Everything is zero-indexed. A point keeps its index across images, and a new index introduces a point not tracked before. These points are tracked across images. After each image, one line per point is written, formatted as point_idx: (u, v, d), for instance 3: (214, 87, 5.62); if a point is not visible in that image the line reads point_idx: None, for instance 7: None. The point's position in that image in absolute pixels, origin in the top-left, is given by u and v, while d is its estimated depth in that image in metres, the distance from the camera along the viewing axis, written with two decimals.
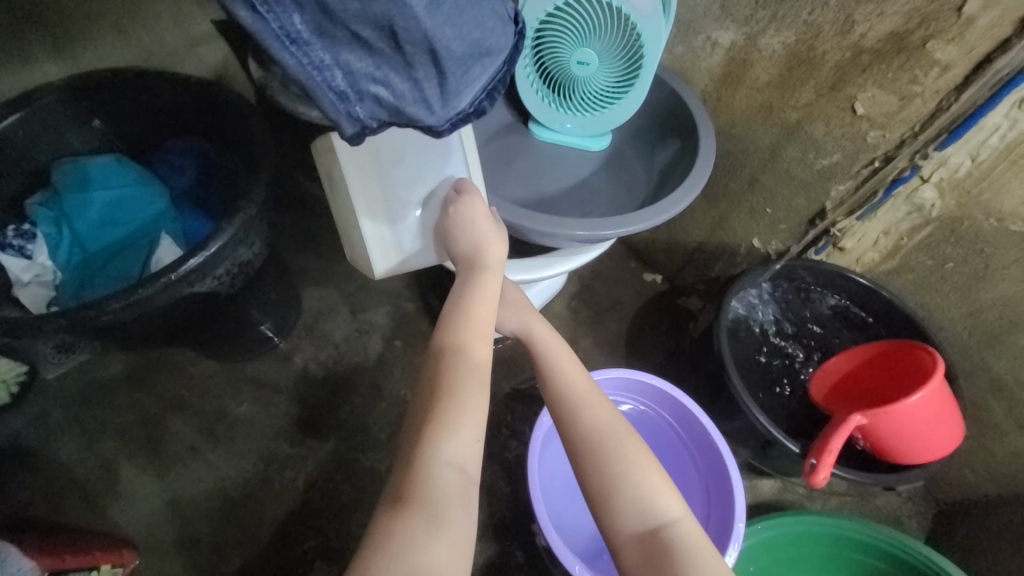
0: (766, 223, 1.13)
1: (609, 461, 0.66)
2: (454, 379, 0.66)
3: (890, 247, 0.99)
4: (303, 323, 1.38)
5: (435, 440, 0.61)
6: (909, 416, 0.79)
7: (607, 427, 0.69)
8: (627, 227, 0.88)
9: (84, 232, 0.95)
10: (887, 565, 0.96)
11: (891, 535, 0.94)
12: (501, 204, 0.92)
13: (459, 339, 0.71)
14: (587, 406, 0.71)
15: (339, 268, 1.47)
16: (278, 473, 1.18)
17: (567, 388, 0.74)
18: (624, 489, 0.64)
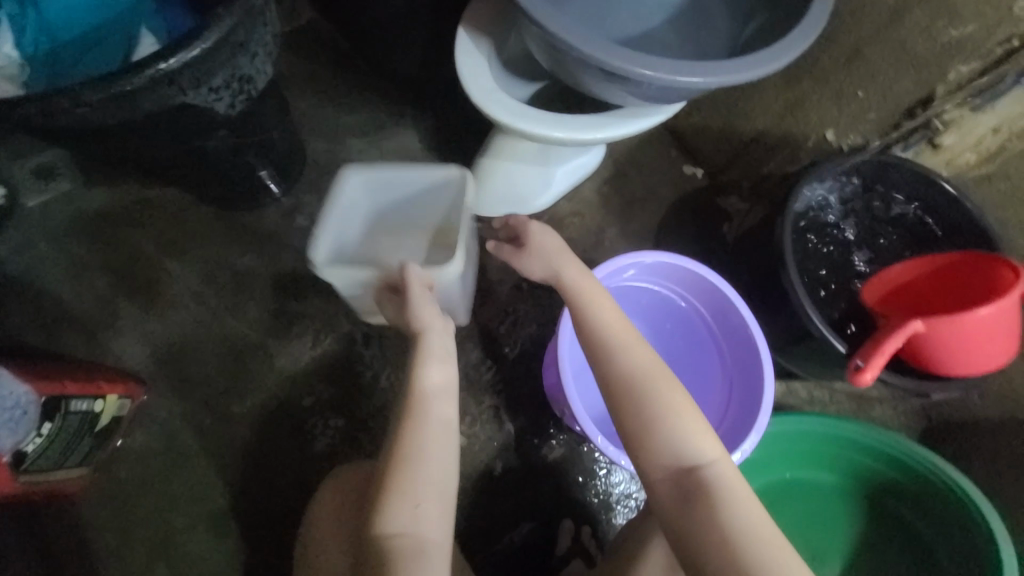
0: (849, 111, 0.97)
1: (642, 405, 0.64)
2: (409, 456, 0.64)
3: (991, 146, 0.94)
4: (308, 177, 1.25)
5: (391, 510, 0.62)
6: (974, 327, 0.74)
7: (643, 373, 0.66)
8: (707, 76, 0.74)
9: (52, 16, 0.79)
10: (885, 465, 0.98)
11: (900, 440, 0.94)
12: (563, 29, 0.76)
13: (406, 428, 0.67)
14: (623, 347, 0.68)
15: (349, 119, 1.30)
16: (284, 328, 1.14)
17: (602, 333, 0.70)
18: (658, 431, 0.63)
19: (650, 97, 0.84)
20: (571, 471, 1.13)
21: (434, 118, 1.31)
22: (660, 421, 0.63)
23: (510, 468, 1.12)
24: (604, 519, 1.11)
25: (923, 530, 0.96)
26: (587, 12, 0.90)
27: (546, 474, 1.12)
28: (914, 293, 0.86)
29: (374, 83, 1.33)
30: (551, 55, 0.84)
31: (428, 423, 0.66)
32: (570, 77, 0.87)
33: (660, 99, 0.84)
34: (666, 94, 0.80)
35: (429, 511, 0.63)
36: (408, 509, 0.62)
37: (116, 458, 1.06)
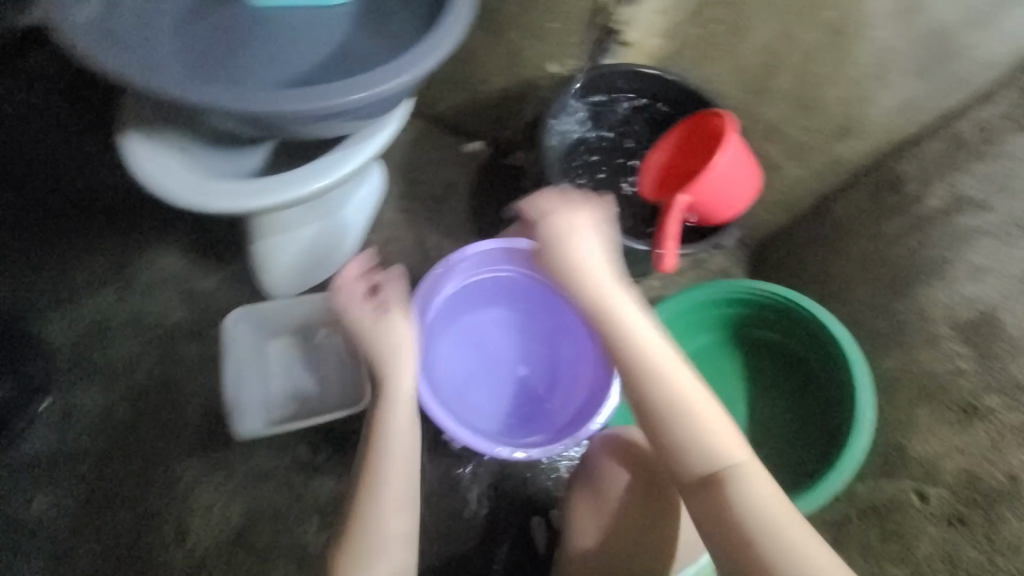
0: (555, 41, 1.05)
1: (667, 426, 0.65)
2: (374, 469, 0.75)
3: (667, 27, 0.98)
4: (72, 363, 1.05)
5: (367, 521, 0.71)
6: (718, 177, 0.86)
7: (672, 393, 0.65)
8: (407, 75, 0.76)
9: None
10: (737, 309, 1.12)
11: (732, 285, 1.09)
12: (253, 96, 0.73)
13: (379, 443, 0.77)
14: (664, 365, 0.67)
15: (86, 275, 1.09)
16: (140, 531, 0.98)
17: (647, 354, 0.68)
18: (682, 449, 0.64)
19: (375, 113, 0.83)
20: (513, 472, 1.12)
21: (187, 225, 1.15)
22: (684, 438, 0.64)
23: (456, 510, 1.08)
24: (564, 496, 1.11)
25: (795, 351, 1.09)
26: (266, 60, 0.83)
27: (490, 492, 1.10)
28: (675, 169, 0.99)
29: (95, 223, 1.12)
30: (262, 127, 0.80)
31: (392, 448, 0.76)
32: (290, 133, 0.82)
33: (383, 109, 0.83)
34: (384, 104, 0.81)
35: (393, 511, 0.73)
36: (379, 511, 0.72)
37: None
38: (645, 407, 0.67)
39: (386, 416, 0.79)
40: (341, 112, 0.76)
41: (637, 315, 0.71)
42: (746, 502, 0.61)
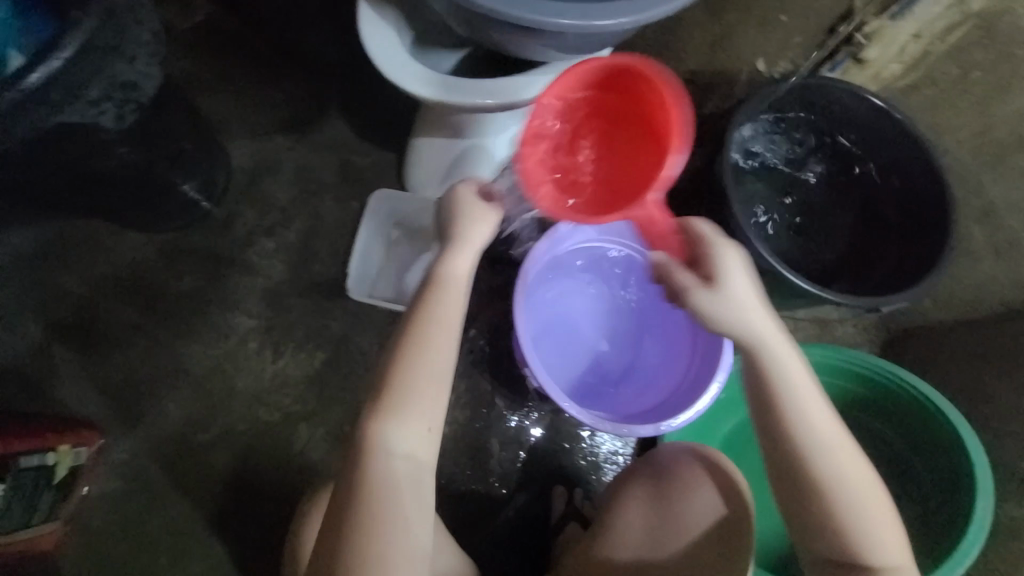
0: (777, 38, 0.95)
1: (840, 528, 0.61)
2: (396, 394, 0.60)
3: (914, 54, 0.91)
4: (237, 186, 1.18)
5: (392, 428, 0.60)
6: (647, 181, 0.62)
7: (848, 481, 0.60)
8: (627, 15, 0.70)
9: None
10: (856, 386, 1.00)
11: (866, 359, 0.97)
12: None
13: (414, 361, 0.60)
14: (847, 464, 0.61)
15: (270, 115, 1.22)
16: (241, 345, 1.10)
17: (810, 437, 0.60)
18: (841, 537, 0.61)
19: (567, 47, 0.80)
20: (557, 439, 1.13)
21: (360, 104, 1.24)
22: (843, 525, 0.61)
23: (498, 448, 1.12)
24: (593, 480, 1.13)
25: (897, 451, 1.00)
26: None
27: (533, 447, 1.13)
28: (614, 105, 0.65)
29: (288, 75, 1.24)
30: (465, 16, 0.79)
31: (427, 373, 0.60)
32: (487, 40, 0.83)
33: (578, 48, 0.80)
34: (589, 38, 0.76)
35: (409, 444, 0.60)
36: (389, 433, 0.60)
37: (86, 510, 1.01)
38: (809, 486, 0.61)
39: (424, 330, 0.61)
40: (539, 28, 0.72)
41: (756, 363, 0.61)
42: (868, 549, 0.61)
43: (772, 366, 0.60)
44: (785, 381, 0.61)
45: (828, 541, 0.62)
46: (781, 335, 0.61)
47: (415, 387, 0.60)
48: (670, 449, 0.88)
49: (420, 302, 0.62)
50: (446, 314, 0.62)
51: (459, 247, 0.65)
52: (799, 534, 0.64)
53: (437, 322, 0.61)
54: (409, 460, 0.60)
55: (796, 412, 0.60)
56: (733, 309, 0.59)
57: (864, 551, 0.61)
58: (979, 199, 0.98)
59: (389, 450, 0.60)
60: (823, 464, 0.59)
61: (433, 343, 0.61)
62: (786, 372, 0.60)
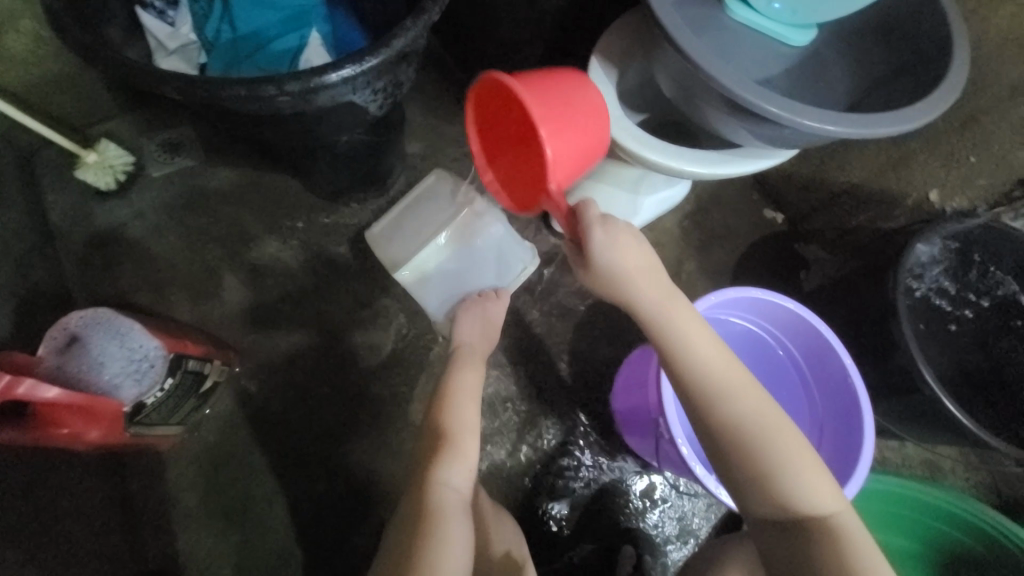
0: (961, 173, 1.01)
1: (751, 456, 0.67)
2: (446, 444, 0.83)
3: None
4: (406, 178, 1.32)
5: (443, 470, 0.81)
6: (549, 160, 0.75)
7: (748, 422, 0.67)
8: (834, 121, 0.75)
9: (240, 9, 0.89)
10: (974, 541, 0.95)
11: (998, 519, 0.91)
12: (703, 54, 0.78)
13: (456, 405, 0.87)
14: (732, 390, 0.68)
15: (449, 128, 1.36)
16: (371, 316, 1.19)
17: (703, 382, 0.69)
18: (767, 485, 0.67)
19: (762, 136, 0.86)
20: (632, 497, 1.12)
21: None
22: (767, 469, 0.67)
23: (571, 487, 1.12)
24: (659, 551, 1.09)
25: None
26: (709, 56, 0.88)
27: (608, 498, 1.12)
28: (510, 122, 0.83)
29: None
30: (680, 81, 0.89)
31: (467, 407, 0.87)
32: (689, 110, 0.92)
33: (773, 139, 0.86)
34: (787, 131, 0.81)
35: (458, 478, 0.82)
36: (452, 467, 0.81)
37: (203, 423, 1.10)
38: (719, 431, 0.68)
39: (460, 370, 0.91)
40: (752, 111, 0.78)
41: (647, 298, 0.71)
42: (783, 477, 0.66)
43: (661, 317, 0.71)
44: (673, 325, 0.71)
45: (758, 493, 0.67)
46: (655, 272, 0.72)
47: (462, 438, 0.84)
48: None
49: (453, 376, 0.89)
50: (472, 380, 0.90)
51: (491, 308, 1.00)
52: (738, 493, 0.69)
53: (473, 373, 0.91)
54: (458, 498, 0.80)
55: (689, 358, 0.70)
56: (621, 255, 0.70)
57: (791, 496, 0.66)
58: None
59: (445, 485, 0.80)
60: (724, 408, 0.68)
61: (469, 405, 0.87)
62: (673, 320, 0.71)
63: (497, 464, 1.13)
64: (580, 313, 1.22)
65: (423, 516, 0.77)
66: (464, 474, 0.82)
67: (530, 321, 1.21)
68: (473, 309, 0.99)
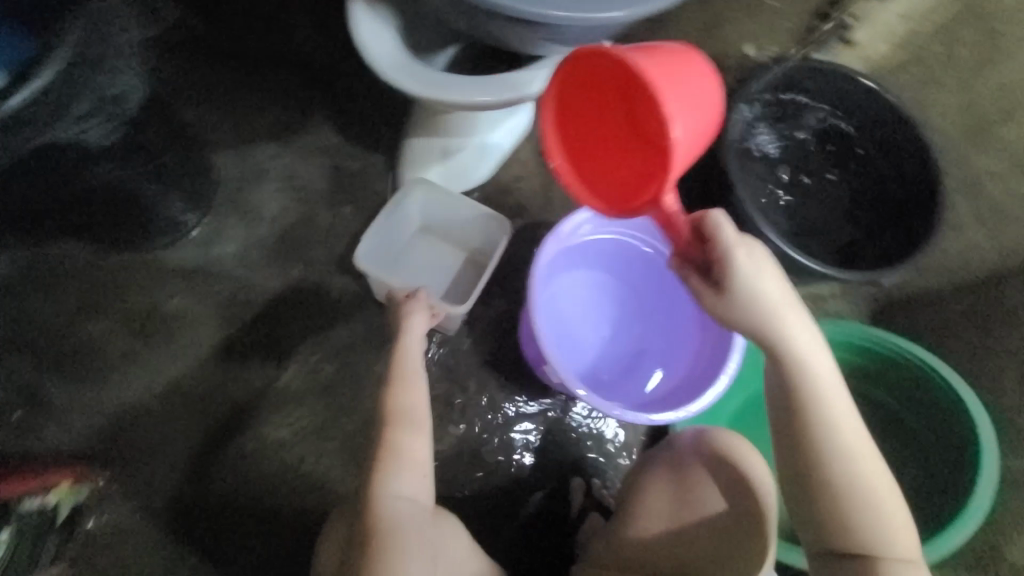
0: (765, 21, 0.97)
1: (850, 489, 0.62)
2: (394, 446, 0.74)
3: (899, 34, 0.94)
4: (223, 197, 1.13)
5: (390, 478, 0.73)
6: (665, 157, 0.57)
7: (846, 458, 0.62)
8: (617, 8, 0.70)
9: None
10: (874, 364, 1.03)
11: (889, 337, 1.00)
12: None
13: (406, 399, 0.77)
14: (839, 425, 0.62)
15: (252, 124, 1.17)
16: (241, 363, 1.06)
17: (818, 419, 0.62)
18: (846, 522, 0.62)
19: (565, 41, 0.79)
20: (570, 434, 1.14)
21: (346, 106, 1.20)
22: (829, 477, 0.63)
23: (509, 449, 1.12)
24: (607, 472, 1.13)
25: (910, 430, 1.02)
26: None
27: (547, 444, 1.13)
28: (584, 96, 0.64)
29: (269, 80, 1.19)
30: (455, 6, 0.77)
31: (415, 408, 0.77)
32: (482, 34, 0.83)
33: (576, 41, 0.80)
34: (580, 31, 0.76)
35: (410, 482, 0.74)
36: (403, 474, 0.73)
37: (91, 544, 0.97)
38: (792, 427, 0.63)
39: (405, 365, 0.80)
40: (539, 22, 0.71)
41: (807, 339, 0.63)
42: (867, 513, 0.62)
43: (784, 330, 0.61)
44: (829, 368, 0.63)
45: (843, 531, 0.62)
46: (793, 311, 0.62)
47: (411, 441, 0.75)
48: (690, 433, 0.87)
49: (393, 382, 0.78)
50: (413, 369, 0.80)
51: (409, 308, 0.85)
52: (807, 527, 0.64)
53: (415, 369, 0.80)
54: (411, 505, 0.74)
55: (816, 397, 0.62)
56: (763, 284, 0.61)
57: (874, 537, 0.62)
58: (964, 170, 0.99)
59: (394, 496, 0.72)
60: (837, 441, 0.62)
61: (417, 407, 0.77)
62: (813, 360, 0.62)
63: (429, 457, 1.09)
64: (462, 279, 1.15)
65: (372, 537, 0.70)
66: (412, 480, 0.74)
67: None
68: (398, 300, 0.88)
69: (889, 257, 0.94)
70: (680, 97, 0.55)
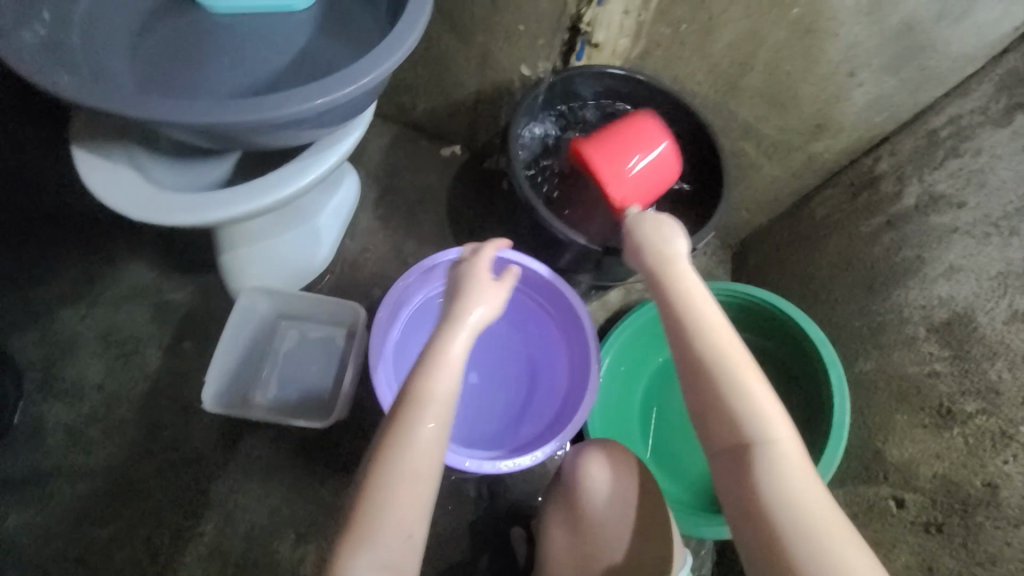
0: (525, 43, 1.03)
1: (726, 383, 0.59)
2: (367, 534, 0.56)
3: (632, 28, 0.96)
4: (40, 379, 1.01)
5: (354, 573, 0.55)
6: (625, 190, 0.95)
7: (729, 349, 0.61)
8: (356, 79, 0.71)
9: None
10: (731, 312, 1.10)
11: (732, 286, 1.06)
12: (188, 105, 0.68)
13: (392, 479, 0.57)
14: (717, 322, 0.63)
15: (53, 290, 1.06)
16: (112, 552, 0.93)
17: (687, 305, 0.64)
18: (734, 417, 0.59)
19: (332, 122, 0.79)
20: (498, 481, 1.10)
21: (155, 237, 1.12)
22: (735, 411, 0.59)
23: (440, 522, 1.06)
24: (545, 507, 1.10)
25: (782, 361, 1.07)
26: (224, 78, 0.80)
27: (477, 502, 1.08)
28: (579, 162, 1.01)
29: (59, 238, 1.09)
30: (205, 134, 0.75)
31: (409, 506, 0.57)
32: (250, 144, 0.81)
33: (343, 117, 0.79)
34: (339, 110, 0.76)
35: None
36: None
37: None
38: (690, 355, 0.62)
39: (412, 441, 0.59)
40: (286, 120, 0.71)
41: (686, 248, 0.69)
42: (756, 407, 0.59)
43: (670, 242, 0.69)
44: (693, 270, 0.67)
45: (730, 429, 0.59)
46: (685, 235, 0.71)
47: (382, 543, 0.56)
48: (569, 458, 0.82)
49: (381, 451, 0.58)
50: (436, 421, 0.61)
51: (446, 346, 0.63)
52: (701, 426, 0.61)
53: (423, 454, 0.59)
54: None
55: (686, 286, 0.65)
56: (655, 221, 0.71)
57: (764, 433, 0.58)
58: (735, 122, 1.08)
59: None
60: (706, 333, 0.61)
61: (393, 483, 0.57)
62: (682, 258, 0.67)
63: None
64: None
65: None
66: (398, 553, 0.56)
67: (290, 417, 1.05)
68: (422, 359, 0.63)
69: (690, 218, 1.06)
70: (635, 147, 0.94)
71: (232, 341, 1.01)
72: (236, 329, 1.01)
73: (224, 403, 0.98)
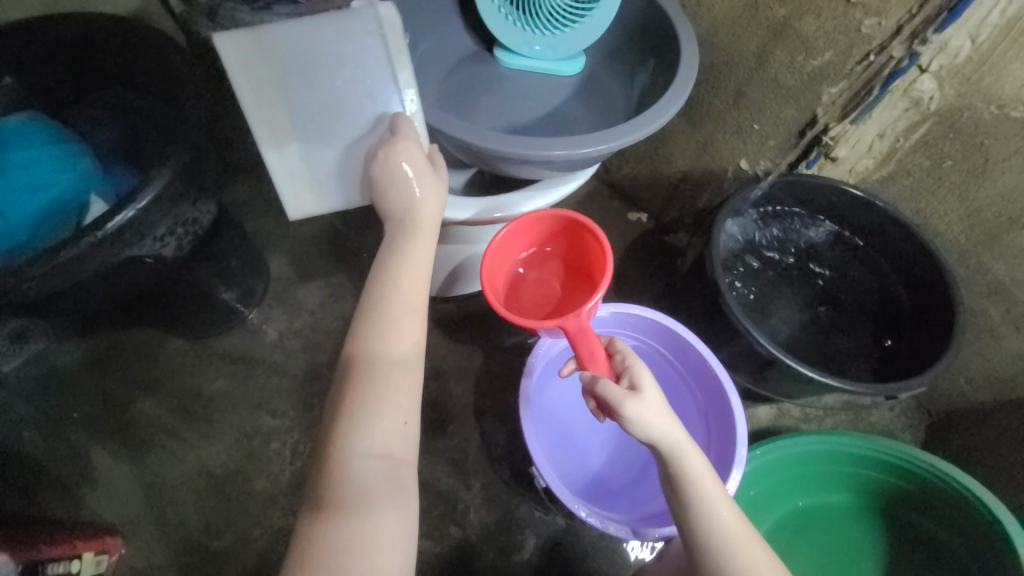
0: (753, 141, 1.04)
1: None
2: (359, 370, 0.64)
3: (885, 151, 0.94)
4: (273, 292, 1.29)
5: (351, 436, 0.61)
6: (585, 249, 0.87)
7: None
8: (609, 142, 0.82)
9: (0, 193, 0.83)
10: (900, 480, 0.95)
11: (916, 454, 0.92)
12: (485, 134, 0.83)
13: (371, 335, 0.65)
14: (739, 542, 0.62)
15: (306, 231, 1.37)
16: (263, 445, 1.13)
17: (712, 529, 0.63)
18: None
19: (561, 170, 0.90)
20: (580, 542, 1.08)
21: None
22: None
23: (514, 556, 1.07)
24: None
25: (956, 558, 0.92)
26: (494, 114, 1.00)
27: (554, 554, 1.07)
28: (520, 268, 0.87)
29: None
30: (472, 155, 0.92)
31: (391, 398, 0.63)
32: (495, 168, 0.95)
33: (576, 169, 0.92)
34: (580, 162, 0.88)
35: (389, 437, 0.63)
36: (369, 431, 0.62)
37: None
38: None
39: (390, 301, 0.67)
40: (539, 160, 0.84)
41: (685, 454, 0.65)
42: None
43: (670, 449, 0.64)
44: (707, 476, 0.65)
45: None
46: (687, 438, 0.65)
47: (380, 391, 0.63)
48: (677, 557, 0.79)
49: (357, 350, 0.65)
50: (401, 331, 0.66)
51: (417, 245, 0.71)
52: None
53: (405, 313, 0.67)
54: (382, 461, 0.62)
55: (702, 503, 0.63)
56: (642, 417, 0.64)
57: None
58: (983, 278, 0.95)
59: (363, 455, 0.61)
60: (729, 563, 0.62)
61: (380, 353, 0.64)
62: (692, 469, 0.64)
63: (431, 557, 1.06)
64: (474, 371, 1.21)
65: (328, 500, 0.60)
66: (388, 438, 0.63)
67: (425, 397, 1.18)
68: (410, 191, 0.71)
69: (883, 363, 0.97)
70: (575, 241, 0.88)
71: (300, 177, 0.78)
72: (257, 92, 0.71)
73: (378, 114, 0.75)
